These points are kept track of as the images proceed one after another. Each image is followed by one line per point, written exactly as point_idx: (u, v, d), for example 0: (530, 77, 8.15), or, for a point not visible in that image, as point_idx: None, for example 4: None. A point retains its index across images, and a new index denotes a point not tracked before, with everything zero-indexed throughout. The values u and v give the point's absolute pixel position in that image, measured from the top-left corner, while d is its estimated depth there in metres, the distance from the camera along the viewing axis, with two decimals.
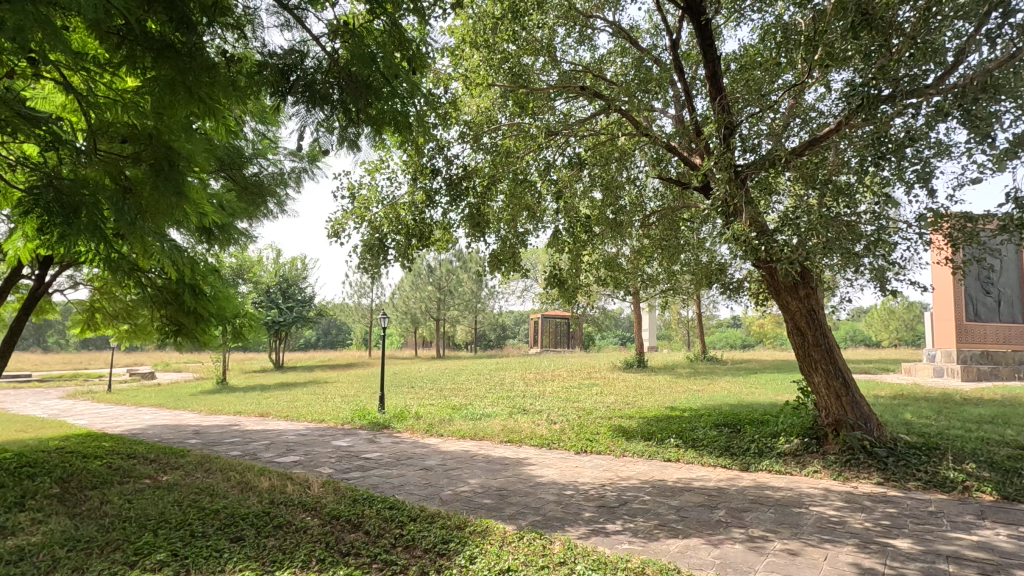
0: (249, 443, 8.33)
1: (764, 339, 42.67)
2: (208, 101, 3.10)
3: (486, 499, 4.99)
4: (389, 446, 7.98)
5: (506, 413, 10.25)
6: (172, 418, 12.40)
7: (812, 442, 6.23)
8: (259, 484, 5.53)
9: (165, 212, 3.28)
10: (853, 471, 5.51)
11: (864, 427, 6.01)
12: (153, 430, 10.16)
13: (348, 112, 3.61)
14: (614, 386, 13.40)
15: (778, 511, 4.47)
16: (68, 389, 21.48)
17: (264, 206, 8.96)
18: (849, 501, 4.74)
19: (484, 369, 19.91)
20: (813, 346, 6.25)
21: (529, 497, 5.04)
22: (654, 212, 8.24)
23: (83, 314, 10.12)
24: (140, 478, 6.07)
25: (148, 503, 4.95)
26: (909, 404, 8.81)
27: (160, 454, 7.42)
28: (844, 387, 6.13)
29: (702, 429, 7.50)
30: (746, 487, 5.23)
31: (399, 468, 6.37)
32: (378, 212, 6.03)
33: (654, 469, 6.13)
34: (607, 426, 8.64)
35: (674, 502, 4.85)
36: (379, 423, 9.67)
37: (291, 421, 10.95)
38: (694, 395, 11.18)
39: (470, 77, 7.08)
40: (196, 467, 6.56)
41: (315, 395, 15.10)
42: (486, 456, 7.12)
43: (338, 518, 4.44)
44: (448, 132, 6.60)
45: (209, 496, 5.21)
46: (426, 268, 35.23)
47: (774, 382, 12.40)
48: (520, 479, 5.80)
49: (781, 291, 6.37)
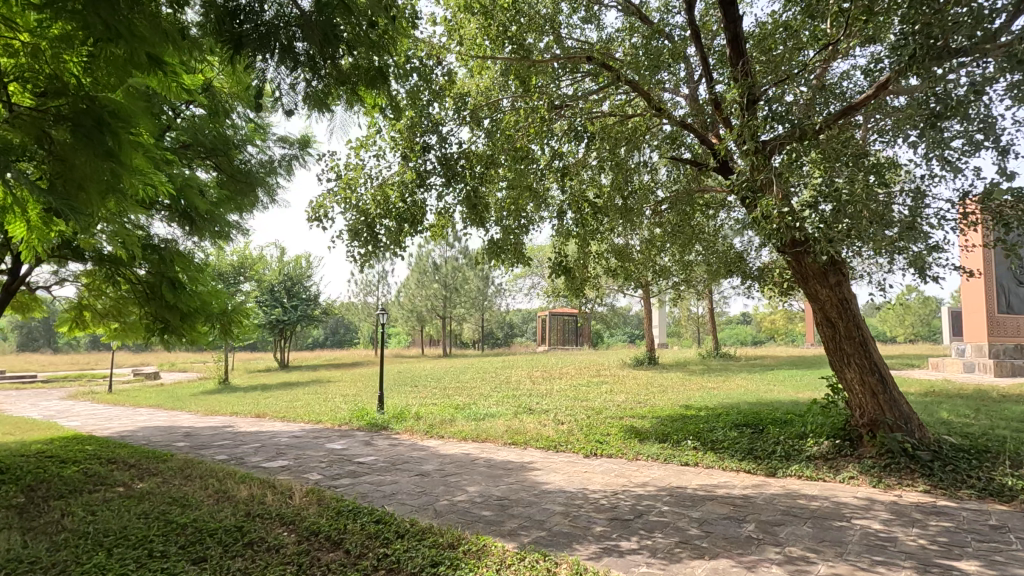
0: (238, 446, 7.87)
1: (777, 335, 41.96)
2: (133, 40, 2.50)
3: (485, 511, 4.47)
4: (385, 449, 7.50)
5: (511, 413, 9.75)
6: (167, 419, 12.00)
7: (844, 445, 5.68)
8: (238, 492, 5.06)
9: (93, 180, 2.70)
10: (894, 478, 4.95)
11: (903, 428, 5.44)
12: (142, 432, 9.75)
13: (317, 65, 3.03)
14: (624, 383, 12.88)
15: (817, 526, 3.92)
16: (71, 389, 21.34)
17: (254, 196, 8.50)
18: (896, 513, 4.19)
19: (490, 367, 19.41)
20: (845, 339, 5.67)
21: (533, 508, 4.52)
22: (667, 199, 7.77)
23: (71, 314, 9.72)
24: (113, 486, 5.61)
25: (111, 517, 4.48)
26: (943, 401, 8.20)
27: (141, 458, 6.97)
28: (881, 384, 5.55)
29: (721, 430, 6.95)
30: (776, 496, 4.67)
31: (393, 474, 5.88)
32: (365, 194, 5.56)
33: (670, 475, 5.60)
34: (618, 426, 8.11)
35: (696, 513, 4.31)
36: (377, 424, 9.18)
37: (286, 423, 10.50)
38: (709, 393, 10.62)
39: (468, 51, 6.58)
40: (175, 473, 6.10)
41: (314, 395, 14.69)
42: (487, 460, 6.62)
43: (317, 534, 3.95)
44: (443, 110, 6.10)
45: (180, 507, 4.73)
46: (431, 266, 34.82)
47: (793, 379, 11.81)
48: (524, 486, 5.28)
49: (809, 279, 5.78)
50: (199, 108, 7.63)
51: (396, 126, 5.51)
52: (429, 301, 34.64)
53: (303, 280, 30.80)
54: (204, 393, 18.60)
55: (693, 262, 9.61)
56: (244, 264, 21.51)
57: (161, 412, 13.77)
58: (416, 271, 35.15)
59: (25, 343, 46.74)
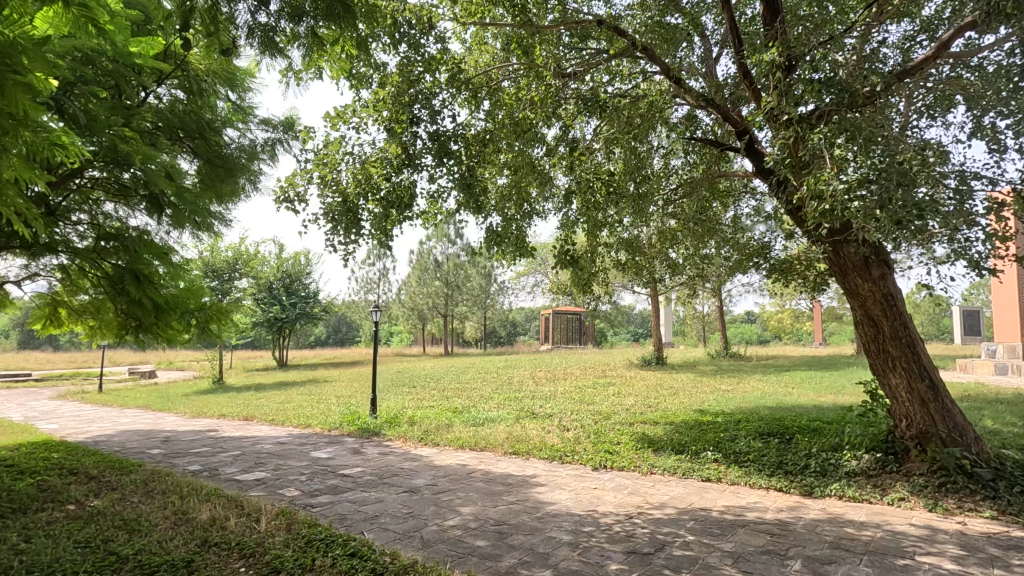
0: (215, 455, 7.24)
1: (784, 334, 41.25)
2: None
3: (480, 541, 3.83)
4: (374, 459, 6.86)
5: (512, 417, 9.10)
6: (150, 422, 11.38)
7: (889, 460, 5.02)
8: (199, 514, 4.42)
9: None
10: (953, 502, 4.29)
11: (959, 441, 4.77)
12: (119, 436, 9.14)
13: None
14: (633, 385, 12.23)
15: (877, 565, 3.27)
16: (62, 389, 20.79)
17: (235, 184, 7.83)
18: (968, 547, 3.54)
19: (491, 367, 18.73)
20: (890, 339, 5.00)
21: (536, 538, 3.88)
22: (681, 187, 7.30)
23: (45, 312, 9.12)
24: (64, 504, 4.99)
25: (45, 547, 3.85)
26: (984, 407, 7.53)
27: (106, 468, 6.35)
28: (932, 392, 4.89)
29: (744, 440, 6.30)
30: (819, 523, 4.01)
31: (379, 490, 5.24)
32: (345, 174, 4.97)
33: (691, 494, 4.93)
34: (629, 434, 7.46)
35: (728, 546, 3.66)
36: (368, 430, 8.55)
37: (274, 427, 9.87)
38: (725, 397, 9.94)
39: (464, 17, 5.88)
40: (137, 487, 5.46)
41: (308, 396, 14.06)
42: (485, 473, 5.97)
43: (278, 572, 3.31)
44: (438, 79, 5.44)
45: (128, 533, 4.10)
46: (433, 263, 34.20)
47: (813, 381, 11.12)
48: (526, 507, 4.63)
49: (848, 272, 5.11)
50: (179, 89, 7.07)
51: (382, 96, 4.90)
52: (431, 299, 34.02)
53: (302, 277, 30.19)
54: (197, 393, 18.01)
55: (712, 257, 8.91)
56: (240, 260, 20.87)
57: (146, 413, 13.16)
58: (418, 268, 34.53)
59: (24, 342, 46.44)
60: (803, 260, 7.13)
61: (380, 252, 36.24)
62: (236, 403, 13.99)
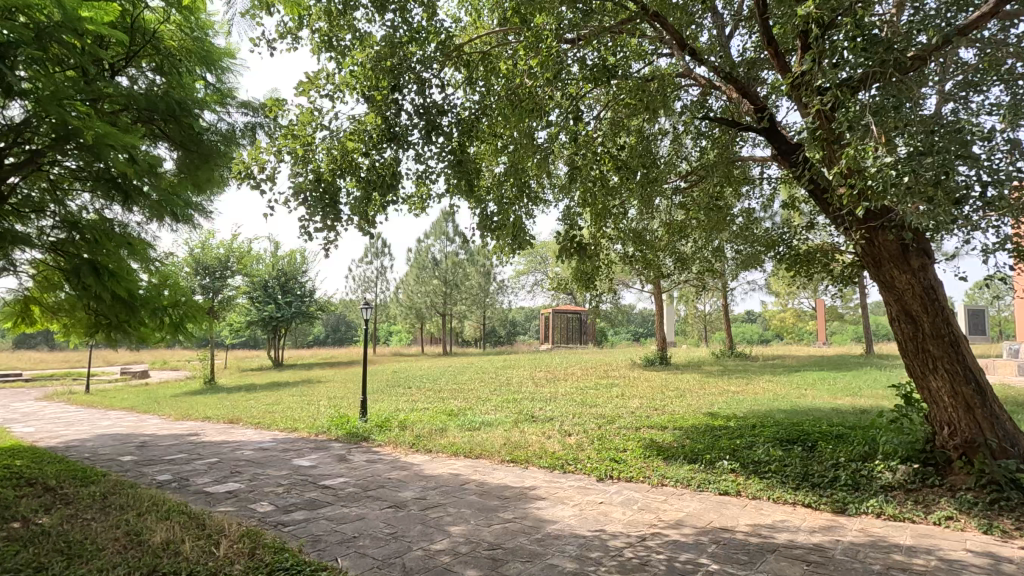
0: (190, 462, 6.71)
1: (786, 334, 40.82)
2: None
3: (472, 571, 3.31)
4: (361, 467, 6.33)
5: (511, 421, 8.57)
6: (131, 424, 10.86)
7: (928, 473, 4.51)
8: (152, 535, 3.90)
9: None
10: (1009, 523, 3.78)
11: (1009, 451, 4.27)
12: (94, 441, 8.60)
13: None
14: (637, 386, 11.72)
15: None
16: (49, 390, 20.21)
17: (214, 170, 7.19)
18: None
19: (489, 367, 18.20)
20: (931, 338, 4.48)
21: (537, 567, 3.35)
22: (692, 173, 6.89)
23: (15, 310, 8.58)
24: (7, 522, 4.45)
25: None
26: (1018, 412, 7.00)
27: (67, 478, 5.82)
28: (979, 396, 4.38)
29: (762, 446, 5.78)
30: (861, 550, 3.49)
31: (361, 505, 4.72)
32: (320, 150, 4.52)
33: (709, 511, 4.41)
34: (635, 440, 6.94)
35: None
36: (357, 435, 8.04)
37: (258, 431, 9.34)
38: (736, 399, 9.40)
39: None
40: (94, 501, 4.93)
41: (299, 398, 13.53)
42: (480, 484, 5.45)
43: None
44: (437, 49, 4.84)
45: (67, 560, 3.56)
46: (431, 261, 33.67)
47: (826, 383, 10.61)
48: (525, 526, 4.11)
49: (883, 262, 4.59)
50: (155, 71, 6.57)
51: (361, 59, 4.43)
52: (430, 298, 33.49)
53: (299, 275, 29.68)
54: (187, 394, 17.48)
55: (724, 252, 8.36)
56: (232, 257, 20.33)
57: (130, 415, 12.63)
58: (416, 266, 34.00)
59: (19, 342, 45.92)
60: (825, 250, 6.63)
61: (377, 250, 35.73)
62: (225, 404, 13.48)
